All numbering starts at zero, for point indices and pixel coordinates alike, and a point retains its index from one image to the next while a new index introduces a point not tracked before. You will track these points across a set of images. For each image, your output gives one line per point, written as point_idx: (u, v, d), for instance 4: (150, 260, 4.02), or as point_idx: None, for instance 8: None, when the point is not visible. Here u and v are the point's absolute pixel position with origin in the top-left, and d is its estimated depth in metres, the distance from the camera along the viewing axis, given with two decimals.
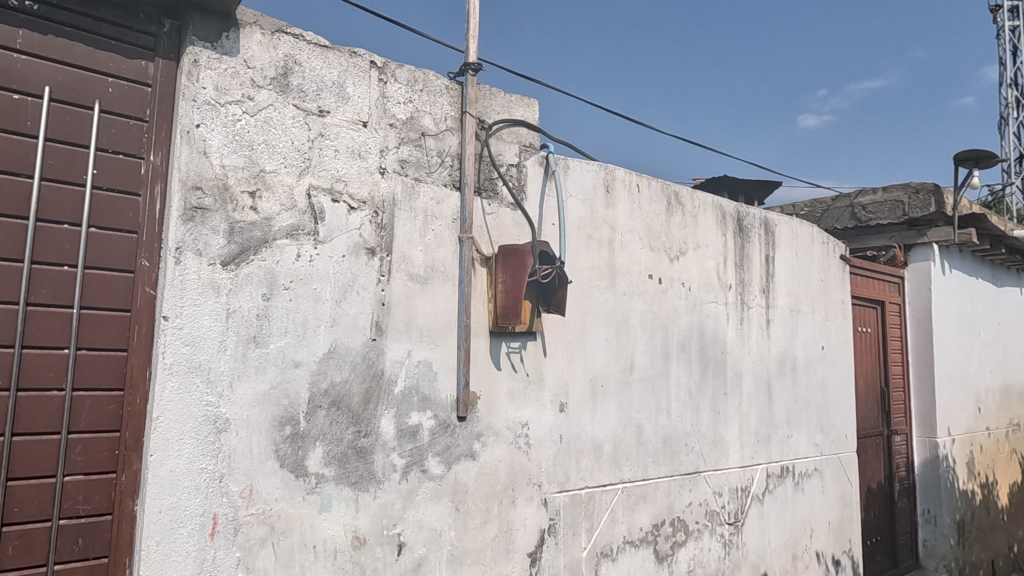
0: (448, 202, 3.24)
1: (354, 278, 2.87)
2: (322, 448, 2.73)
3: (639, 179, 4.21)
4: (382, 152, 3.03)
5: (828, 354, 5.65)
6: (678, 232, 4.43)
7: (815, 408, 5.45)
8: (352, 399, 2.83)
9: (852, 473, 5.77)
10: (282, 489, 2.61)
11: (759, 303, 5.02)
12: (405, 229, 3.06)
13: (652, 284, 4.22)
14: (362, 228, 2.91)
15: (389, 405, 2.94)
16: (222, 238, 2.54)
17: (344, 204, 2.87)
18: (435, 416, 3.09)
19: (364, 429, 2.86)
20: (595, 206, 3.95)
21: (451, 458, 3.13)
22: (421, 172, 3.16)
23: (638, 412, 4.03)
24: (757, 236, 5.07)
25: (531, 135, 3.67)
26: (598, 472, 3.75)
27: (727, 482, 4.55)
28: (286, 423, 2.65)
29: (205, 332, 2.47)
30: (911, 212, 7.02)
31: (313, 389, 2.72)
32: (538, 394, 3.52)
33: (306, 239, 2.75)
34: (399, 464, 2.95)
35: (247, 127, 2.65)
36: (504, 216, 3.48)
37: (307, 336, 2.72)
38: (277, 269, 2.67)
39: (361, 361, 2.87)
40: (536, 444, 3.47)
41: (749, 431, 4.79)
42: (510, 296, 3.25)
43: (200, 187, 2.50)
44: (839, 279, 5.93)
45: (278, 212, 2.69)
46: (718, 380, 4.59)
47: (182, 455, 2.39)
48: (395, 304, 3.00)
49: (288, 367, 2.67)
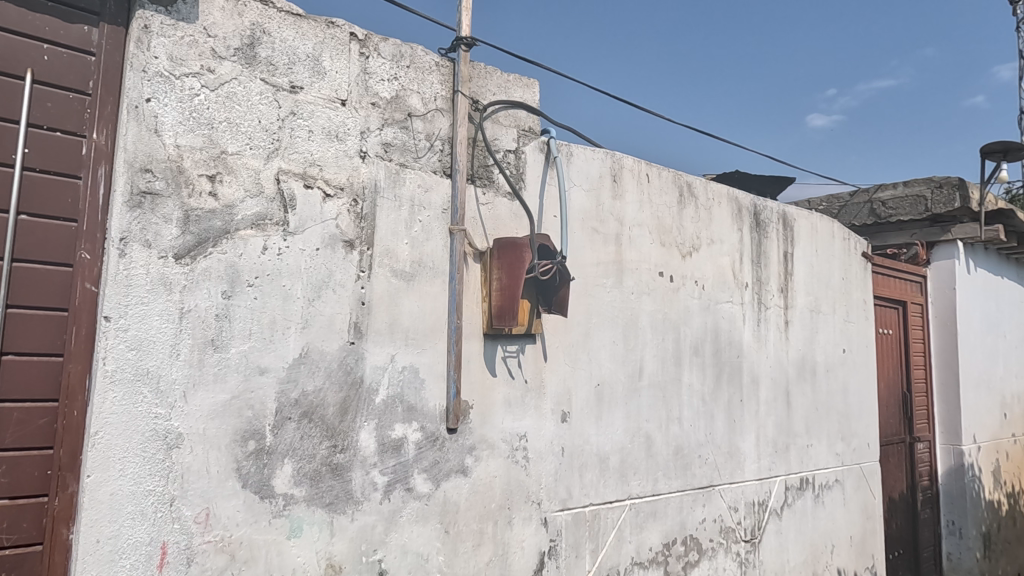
0: (438, 190, 2.92)
1: (330, 274, 2.56)
2: (292, 465, 2.43)
3: (649, 169, 3.89)
4: (363, 134, 2.72)
5: (850, 357, 5.30)
6: (690, 226, 4.10)
7: (836, 414, 5.11)
8: (327, 410, 2.52)
9: (874, 484, 5.42)
10: (244, 512, 2.31)
11: (777, 303, 4.68)
12: (388, 220, 2.74)
13: (662, 282, 3.89)
14: (339, 218, 2.60)
15: (369, 416, 2.63)
16: (175, 227, 2.24)
17: (318, 190, 2.56)
18: (422, 428, 2.78)
19: (340, 444, 2.55)
20: (601, 197, 3.62)
21: (440, 475, 2.81)
22: (407, 157, 2.84)
23: (648, 421, 3.71)
24: (775, 231, 4.73)
25: (531, 119, 3.35)
26: (604, 488, 3.43)
27: (743, 496, 4.22)
28: (250, 438, 2.34)
29: (154, 335, 2.17)
30: (934, 208, 6.66)
31: (282, 400, 2.42)
32: (538, 403, 3.20)
33: (274, 230, 2.44)
34: (380, 483, 2.63)
35: (206, 103, 2.34)
36: (501, 206, 3.16)
37: (274, 338, 2.42)
38: (239, 263, 2.36)
39: (337, 367, 2.56)
40: (535, 458, 3.16)
41: (766, 440, 4.46)
42: (506, 296, 2.93)
43: (149, 169, 2.20)
44: (862, 278, 5.57)
45: (242, 199, 2.39)
46: (734, 386, 4.26)
47: (125, 476, 2.08)
48: (377, 303, 2.68)
49: (253, 374, 2.36)
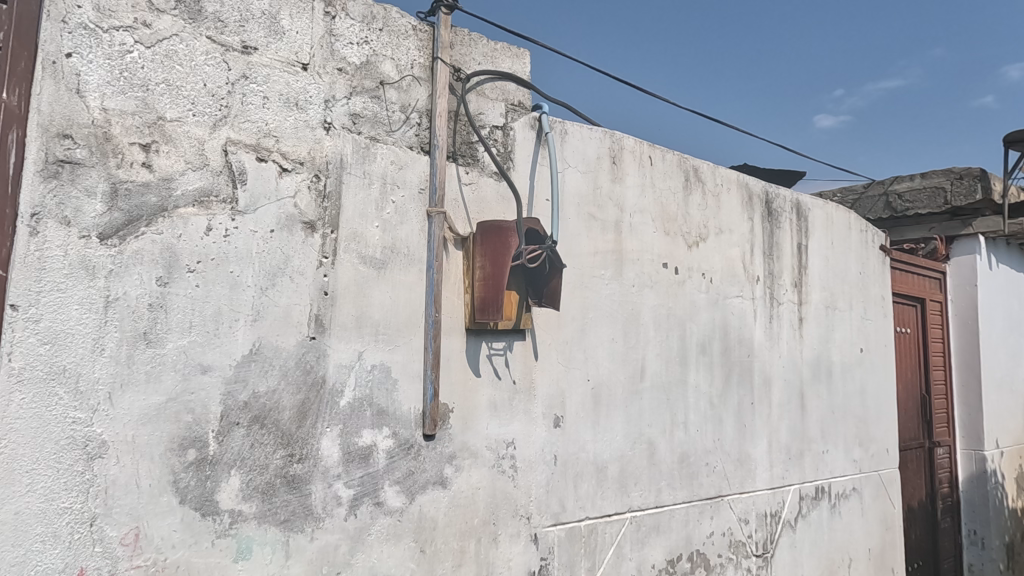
0: (414, 167, 2.61)
1: (287, 259, 2.26)
2: (240, 477, 2.12)
3: (652, 151, 3.56)
4: (327, 103, 2.41)
5: (868, 357, 4.96)
6: (697, 214, 3.78)
7: (853, 418, 4.77)
8: (282, 414, 2.21)
9: (893, 493, 5.07)
10: (182, 533, 2.00)
11: (790, 299, 4.35)
12: (356, 200, 2.44)
13: (666, 275, 3.57)
14: (298, 196, 2.30)
15: (333, 421, 2.32)
16: (100, 203, 1.93)
17: (273, 165, 2.26)
18: (394, 434, 2.47)
19: (298, 453, 2.24)
20: (599, 180, 3.30)
21: (414, 488, 2.50)
22: (379, 130, 2.54)
23: (650, 427, 3.38)
24: (788, 221, 4.40)
25: (520, 93, 3.03)
26: (601, 500, 3.11)
27: (754, 507, 3.89)
28: (190, 446, 2.03)
29: (73, 328, 1.87)
30: (954, 200, 6.31)
31: (227, 402, 2.11)
32: (527, 406, 2.88)
33: (219, 208, 2.14)
34: (345, 497, 2.32)
35: (140, 62, 2.04)
36: (487, 188, 2.85)
37: (219, 333, 2.11)
38: (178, 245, 2.05)
39: (294, 366, 2.25)
40: (523, 467, 2.84)
41: (779, 447, 4.13)
42: (489, 286, 2.62)
43: (69, 135, 1.90)
44: (881, 273, 5.22)
45: (182, 171, 2.08)
46: (744, 388, 3.93)
47: (34, 492, 1.78)
48: (342, 293, 2.38)
49: (193, 373, 2.05)
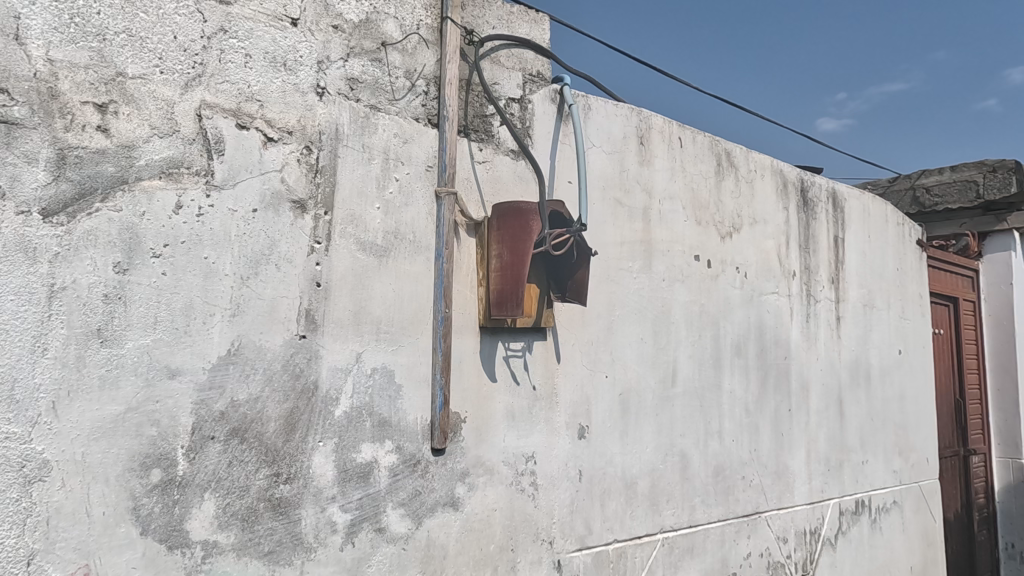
0: (420, 142, 2.28)
1: (272, 244, 1.93)
2: (214, 502, 1.77)
3: (681, 131, 3.23)
4: (320, 65, 2.08)
5: (907, 359, 4.61)
6: (730, 202, 3.44)
7: (893, 425, 4.41)
8: (265, 426, 1.87)
9: (934, 505, 4.71)
10: (144, 570, 1.66)
11: (827, 296, 4.01)
12: (353, 178, 2.11)
13: (698, 268, 3.23)
14: (285, 170, 1.97)
15: (326, 434, 1.98)
16: (45, 172, 1.60)
17: (256, 133, 1.93)
18: (398, 449, 2.13)
19: (285, 473, 1.90)
20: (626, 162, 2.97)
21: (422, 511, 2.16)
22: (380, 98, 2.21)
23: (683, 437, 3.03)
24: (824, 212, 4.06)
25: (539, 62, 2.70)
26: (630, 520, 2.77)
27: (793, 525, 3.54)
28: (154, 466, 1.69)
29: (7, 322, 1.53)
30: (987, 194, 5.95)
31: (200, 413, 1.77)
32: (549, 415, 2.54)
33: (191, 181, 1.81)
34: (341, 524, 1.98)
35: (96, 6, 1.70)
36: (503, 167, 2.51)
37: (190, 330, 1.77)
38: (141, 225, 1.72)
39: (281, 370, 1.92)
40: (545, 485, 2.49)
41: (818, 458, 3.78)
42: (508, 277, 2.29)
43: (5, 90, 1.57)
44: (919, 269, 4.87)
45: (146, 137, 1.75)
46: (782, 394, 3.58)
47: None
48: (338, 285, 2.04)
49: (159, 378, 1.72)
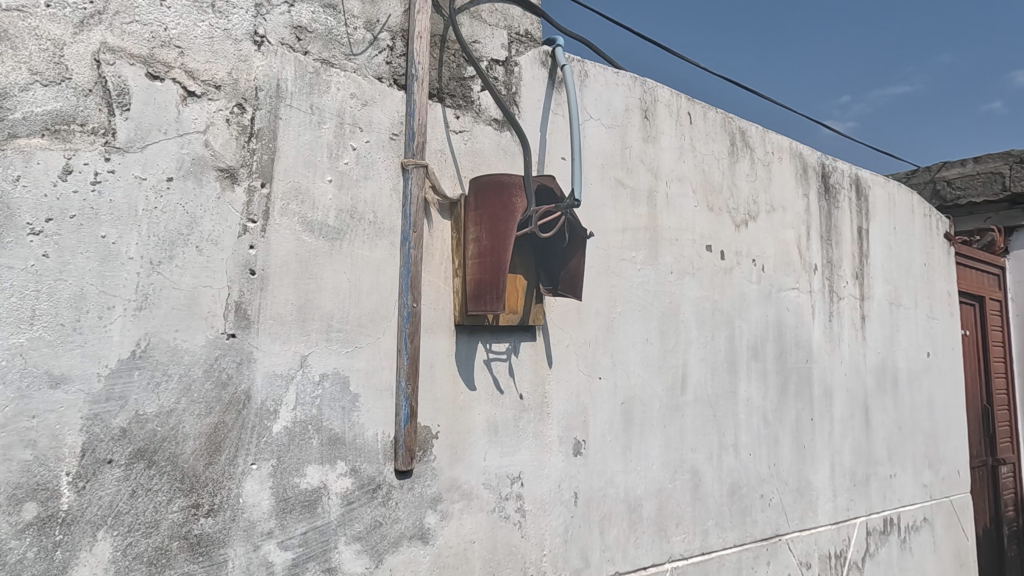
0: (384, 105, 1.93)
1: (191, 221, 1.57)
2: (109, 545, 1.41)
3: (691, 106, 2.87)
4: (258, 8, 1.72)
5: (935, 363, 4.22)
6: (745, 186, 3.07)
7: (921, 434, 4.03)
8: (180, 447, 1.51)
9: (966, 522, 4.31)
10: None
11: (851, 292, 3.64)
12: (298, 144, 1.75)
13: (710, 259, 2.86)
14: (211, 133, 1.62)
15: (261, 455, 1.62)
16: None
17: (173, 86, 1.57)
18: (354, 471, 1.77)
19: (206, 504, 1.53)
20: (629, 137, 2.61)
21: (382, 546, 1.79)
22: (334, 52, 1.85)
23: (694, 452, 2.66)
24: (847, 200, 3.69)
25: (528, 21, 2.35)
26: (634, 549, 2.40)
27: (817, 548, 3.16)
28: (29, 499, 1.33)
29: None
30: (1014, 186, 5.55)
31: (92, 432, 1.41)
32: (538, 428, 2.17)
33: (85, 142, 1.45)
34: (279, 565, 1.62)
35: None
36: (484, 139, 2.16)
37: (80, 328, 1.41)
38: (14, 194, 1.36)
39: (203, 378, 1.56)
40: (533, 510, 2.13)
41: (842, 472, 3.40)
42: (487, 266, 1.93)
43: None
44: (946, 265, 4.49)
45: (25, 85, 1.40)
46: (803, 401, 3.21)
47: None
48: (277, 273, 1.68)
49: (35, 387, 1.36)
